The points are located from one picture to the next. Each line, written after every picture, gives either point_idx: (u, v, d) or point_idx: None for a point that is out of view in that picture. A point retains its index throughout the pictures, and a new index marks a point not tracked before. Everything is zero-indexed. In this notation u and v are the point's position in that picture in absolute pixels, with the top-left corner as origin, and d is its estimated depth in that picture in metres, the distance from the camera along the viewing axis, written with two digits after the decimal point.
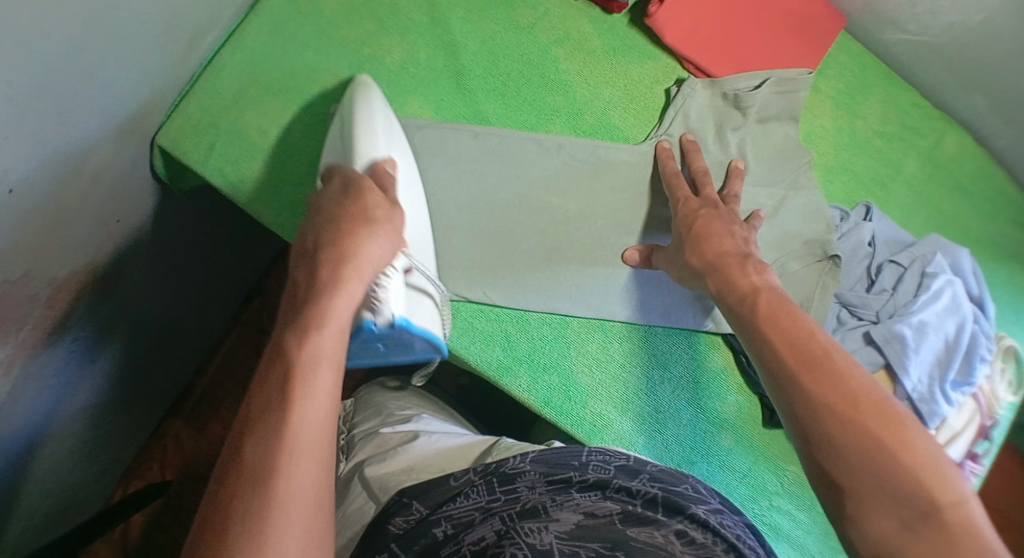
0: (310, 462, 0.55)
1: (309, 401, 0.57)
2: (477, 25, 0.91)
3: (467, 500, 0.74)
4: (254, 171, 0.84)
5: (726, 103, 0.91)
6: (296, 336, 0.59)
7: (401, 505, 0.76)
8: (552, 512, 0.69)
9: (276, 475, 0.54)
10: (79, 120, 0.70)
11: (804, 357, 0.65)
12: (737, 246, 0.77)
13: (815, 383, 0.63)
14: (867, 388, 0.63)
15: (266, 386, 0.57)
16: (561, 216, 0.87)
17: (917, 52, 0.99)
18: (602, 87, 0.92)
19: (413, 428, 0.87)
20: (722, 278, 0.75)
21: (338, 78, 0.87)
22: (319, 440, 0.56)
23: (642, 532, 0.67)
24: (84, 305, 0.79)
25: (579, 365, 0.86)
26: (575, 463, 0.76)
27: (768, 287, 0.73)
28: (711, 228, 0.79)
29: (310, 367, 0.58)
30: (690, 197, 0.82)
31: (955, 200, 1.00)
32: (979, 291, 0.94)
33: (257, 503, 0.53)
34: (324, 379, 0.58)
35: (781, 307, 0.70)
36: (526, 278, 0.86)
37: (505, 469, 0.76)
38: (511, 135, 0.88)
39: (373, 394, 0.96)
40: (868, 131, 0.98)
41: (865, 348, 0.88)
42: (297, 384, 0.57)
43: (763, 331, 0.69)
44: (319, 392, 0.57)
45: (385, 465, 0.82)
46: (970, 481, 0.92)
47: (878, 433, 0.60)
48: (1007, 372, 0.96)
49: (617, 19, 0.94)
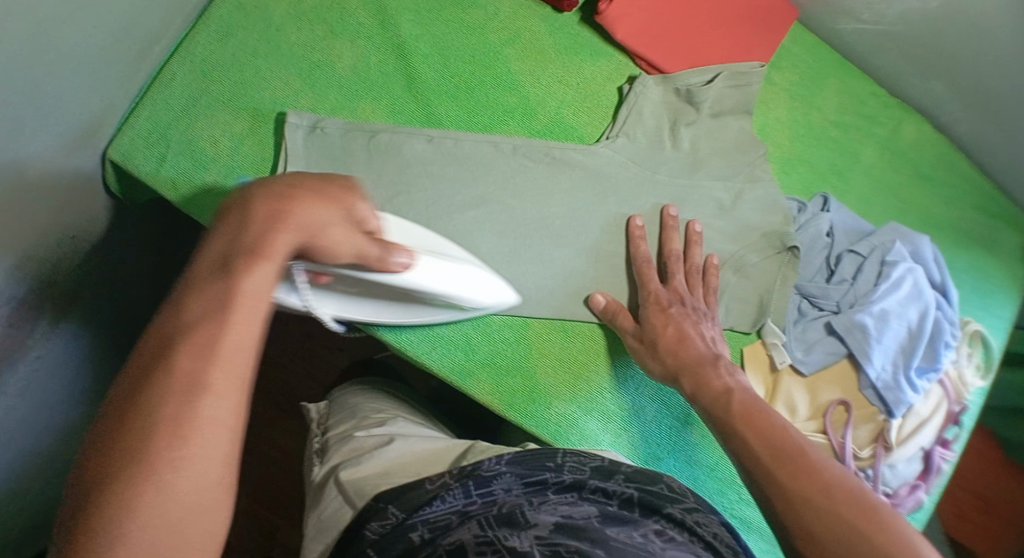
0: (225, 384, 0.52)
1: (233, 324, 0.54)
2: (428, 27, 0.90)
3: (443, 503, 0.72)
4: (207, 182, 0.83)
5: (680, 98, 0.92)
6: (215, 265, 0.56)
7: (377, 509, 0.73)
8: (529, 515, 0.67)
9: (192, 407, 0.50)
10: (28, 136, 0.70)
11: (778, 453, 0.67)
12: (706, 348, 0.81)
13: (793, 476, 0.65)
14: (841, 479, 0.64)
15: (181, 305, 0.54)
16: (518, 217, 0.87)
17: (871, 40, 0.99)
18: (555, 85, 0.92)
19: (388, 432, 0.86)
20: (699, 381, 0.79)
21: (288, 85, 0.86)
22: (244, 358, 0.53)
23: (622, 530, 0.66)
24: (45, 322, 0.79)
25: (541, 366, 0.86)
26: (550, 465, 0.76)
27: (741, 388, 0.76)
28: (683, 330, 0.82)
29: (227, 291, 0.55)
30: (660, 291, 0.85)
31: (916, 187, 1.00)
32: (942, 276, 0.94)
33: (166, 424, 0.50)
34: (249, 317, 0.54)
35: (754, 405, 0.74)
36: None
37: (481, 472, 0.75)
38: (465, 138, 0.87)
39: (348, 398, 0.96)
40: (825, 121, 0.99)
41: (828, 339, 0.89)
42: (216, 305, 0.54)
43: (738, 430, 0.72)
44: (242, 314, 0.54)
45: (359, 469, 0.80)
46: (940, 468, 0.91)
47: (857, 521, 0.61)
48: (975, 356, 0.96)
49: (569, 17, 0.94)
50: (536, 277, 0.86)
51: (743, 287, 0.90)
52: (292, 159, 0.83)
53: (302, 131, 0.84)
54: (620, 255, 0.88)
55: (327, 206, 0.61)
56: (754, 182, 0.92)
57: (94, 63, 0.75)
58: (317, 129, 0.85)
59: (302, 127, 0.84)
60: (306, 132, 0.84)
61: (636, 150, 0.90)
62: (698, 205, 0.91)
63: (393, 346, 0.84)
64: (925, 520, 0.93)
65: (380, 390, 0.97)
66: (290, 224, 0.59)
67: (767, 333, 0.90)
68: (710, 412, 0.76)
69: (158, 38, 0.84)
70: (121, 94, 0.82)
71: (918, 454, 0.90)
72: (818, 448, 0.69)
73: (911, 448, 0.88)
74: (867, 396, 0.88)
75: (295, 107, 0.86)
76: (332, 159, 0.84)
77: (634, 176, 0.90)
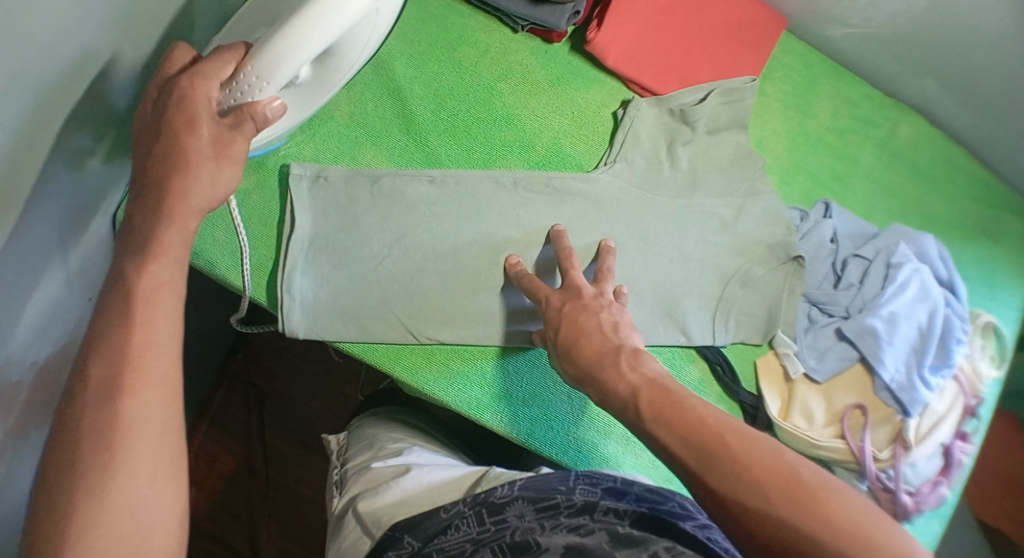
0: (157, 381, 0.60)
1: (146, 325, 0.61)
2: (421, 69, 0.92)
3: (459, 532, 0.75)
4: (216, 237, 0.84)
5: (675, 119, 0.93)
6: (133, 261, 0.64)
7: (393, 539, 0.76)
8: (541, 539, 0.68)
9: (126, 398, 0.58)
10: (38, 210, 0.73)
11: (698, 451, 0.63)
12: (606, 341, 0.74)
13: (720, 479, 0.61)
14: (769, 467, 0.61)
15: (128, 318, 0.61)
16: (523, 248, 0.88)
17: (861, 43, 1.00)
18: (550, 116, 0.93)
19: (404, 461, 0.87)
20: (603, 387, 0.71)
21: (289, 136, 0.88)
22: (167, 371, 0.61)
23: (631, 549, 0.65)
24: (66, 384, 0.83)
25: (559, 394, 0.88)
26: (563, 487, 0.77)
27: (649, 383, 0.69)
28: (579, 327, 0.75)
29: (154, 301, 0.62)
30: (552, 293, 0.79)
31: (916, 185, 1.01)
32: (948, 274, 0.94)
33: (107, 442, 0.57)
34: (158, 311, 0.62)
35: (667, 399, 0.67)
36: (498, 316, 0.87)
37: (494, 500, 0.77)
38: (467, 176, 0.89)
39: (365, 428, 0.97)
40: (820, 128, 0.99)
41: (839, 344, 0.90)
42: (138, 303, 0.61)
43: (653, 428, 0.67)
44: (155, 315, 0.62)
45: (376, 499, 0.82)
46: (961, 462, 0.92)
47: (798, 518, 0.58)
48: (988, 348, 0.96)
49: (559, 47, 0.95)
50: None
51: (745, 316, 0.91)
52: (302, 211, 0.85)
53: (307, 181, 0.86)
54: (631, 278, 0.89)
55: (224, 173, 0.68)
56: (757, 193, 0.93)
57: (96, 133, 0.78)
58: (321, 178, 0.86)
59: (307, 178, 0.86)
60: (310, 183, 0.86)
61: (635, 174, 0.91)
62: (700, 222, 0.92)
63: (412, 384, 0.85)
64: (949, 515, 0.93)
65: (399, 419, 0.98)
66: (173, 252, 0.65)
67: (778, 342, 0.91)
68: (628, 397, 0.69)
69: None
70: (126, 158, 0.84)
71: (938, 451, 0.90)
72: (738, 428, 0.64)
73: (930, 446, 0.89)
74: (883, 398, 0.89)
75: (297, 158, 0.88)
76: (339, 206, 0.86)
77: (634, 200, 0.91)
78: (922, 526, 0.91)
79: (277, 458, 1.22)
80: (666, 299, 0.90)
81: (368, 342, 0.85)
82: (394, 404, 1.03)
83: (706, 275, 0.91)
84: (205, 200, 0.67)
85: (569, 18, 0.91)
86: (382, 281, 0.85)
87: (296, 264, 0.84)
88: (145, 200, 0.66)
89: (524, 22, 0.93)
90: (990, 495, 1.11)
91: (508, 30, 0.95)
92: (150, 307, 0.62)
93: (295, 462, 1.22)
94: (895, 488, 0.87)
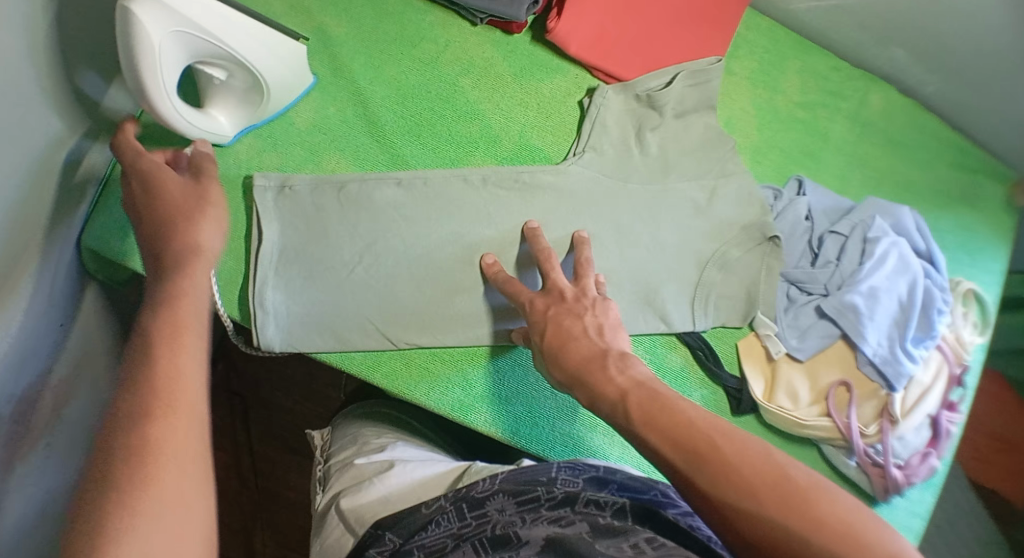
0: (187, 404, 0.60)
1: (175, 353, 0.63)
2: (380, 70, 0.90)
3: (439, 527, 0.75)
4: None
5: (642, 104, 0.92)
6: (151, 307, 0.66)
7: (375, 537, 0.76)
8: (521, 532, 0.69)
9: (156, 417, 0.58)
10: (0, 242, 0.73)
11: (690, 455, 0.62)
12: (593, 345, 0.74)
13: (713, 484, 0.60)
14: (761, 469, 0.60)
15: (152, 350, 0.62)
16: (496, 245, 0.87)
17: (825, 15, 0.98)
18: (515, 110, 0.92)
19: (388, 457, 0.87)
20: (591, 390, 0.71)
21: (251, 147, 0.86)
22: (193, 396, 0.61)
23: (611, 543, 0.66)
24: (47, 410, 0.84)
25: (541, 391, 0.87)
26: (543, 478, 0.77)
27: (637, 387, 0.69)
28: (563, 331, 0.76)
29: (182, 334, 0.64)
30: (535, 298, 0.79)
31: (889, 155, 1.00)
32: (926, 244, 0.94)
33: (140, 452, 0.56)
34: (191, 343, 0.64)
35: (652, 402, 0.67)
36: (474, 317, 0.86)
37: (474, 494, 0.76)
38: (434, 176, 0.88)
39: (349, 424, 0.97)
40: (788, 104, 0.98)
41: (820, 323, 0.89)
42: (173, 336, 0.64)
43: (641, 432, 0.66)
44: (187, 349, 0.64)
45: (359, 495, 0.82)
46: (950, 431, 0.91)
47: (790, 522, 0.58)
48: (971, 314, 0.96)
49: (520, 38, 0.94)
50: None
51: (725, 298, 0.91)
52: (268, 223, 0.84)
53: (271, 192, 0.85)
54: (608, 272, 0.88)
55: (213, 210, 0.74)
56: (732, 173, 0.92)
57: (50, 160, 0.77)
58: (286, 189, 0.85)
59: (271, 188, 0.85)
60: (275, 193, 0.85)
61: (605, 163, 0.90)
62: (674, 207, 0.91)
63: (392, 391, 0.84)
64: (941, 484, 0.93)
65: (383, 415, 0.98)
66: (193, 293, 0.68)
67: (758, 324, 0.91)
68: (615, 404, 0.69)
69: (115, 122, 0.85)
70: (86, 182, 0.84)
71: (925, 422, 0.90)
72: (730, 429, 0.64)
73: (918, 417, 0.88)
74: (866, 373, 0.88)
75: (259, 168, 0.86)
76: (305, 215, 0.85)
77: (605, 189, 0.90)
78: (914, 497, 0.90)
79: (267, 466, 1.21)
80: (644, 288, 0.89)
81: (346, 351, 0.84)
82: (378, 401, 1.02)
83: (683, 260, 0.90)
84: (210, 242, 0.73)
85: (527, 8, 0.90)
86: (355, 289, 0.84)
87: (266, 277, 0.83)
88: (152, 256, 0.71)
89: (482, 15, 0.92)
90: (982, 454, 1.11)
91: (467, 24, 0.93)
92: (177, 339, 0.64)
93: (286, 467, 1.22)
94: (885, 462, 0.87)
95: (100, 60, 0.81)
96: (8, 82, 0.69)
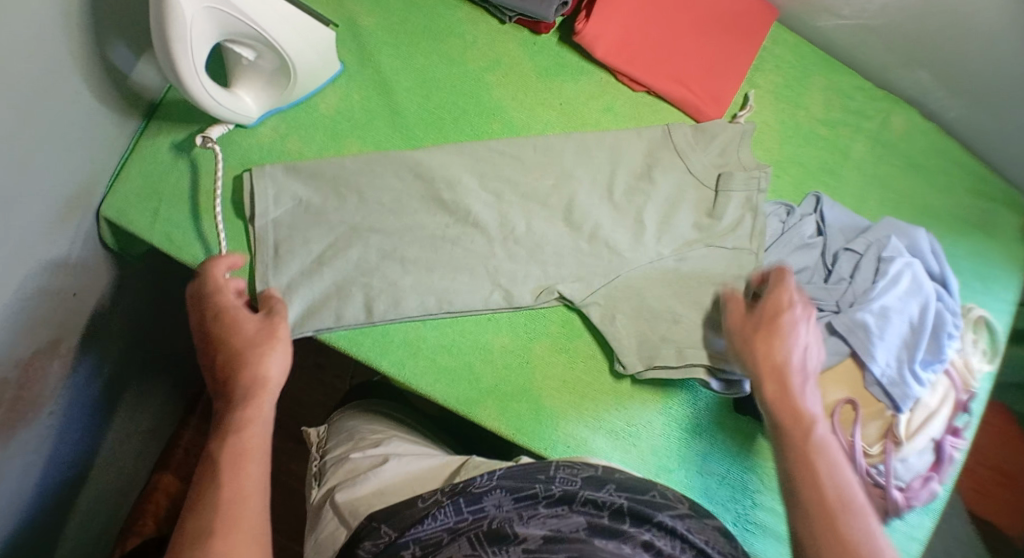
0: (242, 533, 0.64)
1: (243, 480, 0.67)
2: (408, 62, 0.91)
3: (436, 521, 0.73)
4: (202, 232, 0.85)
5: (661, 131, 0.93)
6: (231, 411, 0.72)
7: (371, 529, 0.76)
8: (518, 529, 0.69)
9: (226, 528, 0.64)
10: (25, 205, 0.74)
11: (835, 503, 0.69)
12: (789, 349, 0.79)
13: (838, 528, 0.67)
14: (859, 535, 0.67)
15: (228, 463, 0.68)
16: (497, 202, 0.89)
17: (853, 33, 0.99)
18: (538, 109, 0.93)
19: (384, 451, 0.86)
20: (786, 388, 0.77)
21: (275, 130, 0.88)
22: (256, 523, 0.66)
23: (609, 542, 0.67)
24: (53, 378, 0.85)
25: (548, 390, 0.87)
26: (541, 476, 0.77)
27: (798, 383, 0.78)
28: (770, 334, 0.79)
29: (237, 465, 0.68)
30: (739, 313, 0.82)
31: (908, 178, 1.00)
32: (940, 268, 0.93)
33: (218, 531, 0.64)
34: (251, 473, 0.68)
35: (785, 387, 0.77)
36: (445, 252, 0.87)
37: (472, 488, 0.76)
38: (454, 170, 0.88)
39: (346, 420, 0.97)
40: (810, 120, 0.98)
41: (830, 339, 0.88)
42: (231, 467, 0.68)
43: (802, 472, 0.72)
44: (247, 478, 0.68)
45: (354, 489, 0.82)
46: (953, 457, 0.91)
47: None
48: (981, 342, 0.95)
49: (548, 38, 0.95)
50: (506, 269, 0.87)
51: (678, 333, 0.86)
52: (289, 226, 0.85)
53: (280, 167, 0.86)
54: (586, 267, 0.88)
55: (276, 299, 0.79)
56: (752, 210, 0.90)
57: (75, 129, 0.78)
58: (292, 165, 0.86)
59: (275, 193, 0.85)
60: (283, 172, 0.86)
61: (621, 166, 0.91)
62: (669, 209, 0.90)
63: (398, 380, 0.84)
64: (942, 510, 0.93)
65: (384, 413, 0.97)
66: (253, 420, 0.71)
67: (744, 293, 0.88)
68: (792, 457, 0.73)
69: (142, 96, 0.86)
70: (111, 153, 0.85)
71: (929, 446, 0.90)
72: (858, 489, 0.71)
73: (922, 440, 0.88)
74: (874, 393, 0.88)
75: (280, 152, 0.88)
76: (332, 226, 0.86)
77: (622, 191, 0.91)
78: (913, 522, 0.90)
79: None
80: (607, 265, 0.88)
81: (354, 333, 0.84)
82: (378, 397, 1.02)
83: (648, 272, 0.89)
84: (239, 314, 0.76)
85: (557, 9, 0.91)
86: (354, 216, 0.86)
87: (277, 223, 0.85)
88: (218, 311, 0.76)
89: (511, 13, 0.93)
90: (985, 488, 1.11)
91: (495, 21, 0.94)
92: (241, 460, 0.69)
93: (286, 456, 1.22)
94: (886, 484, 0.88)
95: (134, 32, 0.82)
96: (39, 47, 0.70)
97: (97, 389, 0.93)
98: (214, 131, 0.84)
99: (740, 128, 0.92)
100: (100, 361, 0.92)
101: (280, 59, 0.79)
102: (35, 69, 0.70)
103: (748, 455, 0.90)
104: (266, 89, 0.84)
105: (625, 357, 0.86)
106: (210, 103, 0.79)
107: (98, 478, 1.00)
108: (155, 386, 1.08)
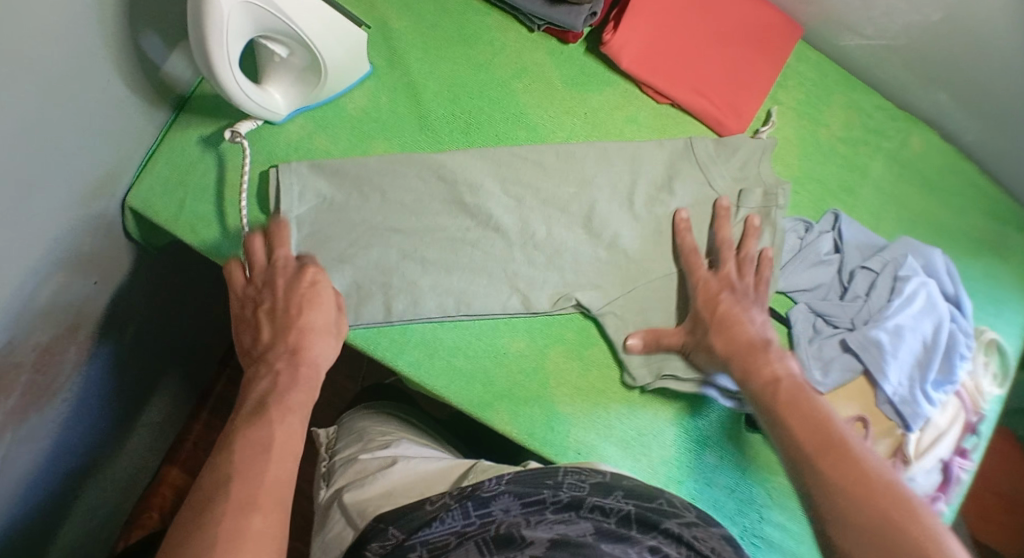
0: (265, 502, 0.65)
1: (270, 454, 0.68)
2: (436, 65, 0.93)
3: (443, 524, 0.74)
4: (226, 226, 0.86)
5: (683, 144, 0.94)
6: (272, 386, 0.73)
7: (378, 530, 0.76)
8: (526, 533, 0.69)
9: (252, 496, 0.65)
10: (53, 190, 0.75)
11: (821, 440, 0.72)
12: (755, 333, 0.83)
13: (835, 461, 0.70)
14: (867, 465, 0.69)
15: (255, 436, 0.69)
16: (518, 208, 0.90)
17: (876, 53, 1.00)
18: (562, 117, 0.94)
19: (392, 453, 0.87)
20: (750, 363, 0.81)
21: (302, 127, 0.89)
22: (277, 492, 0.66)
23: (616, 547, 0.68)
24: (69, 363, 0.85)
25: (562, 396, 0.87)
26: (549, 481, 0.77)
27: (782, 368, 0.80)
28: (729, 315, 0.84)
29: (265, 437, 0.69)
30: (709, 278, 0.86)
31: (925, 198, 1.00)
32: (955, 289, 0.94)
33: (239, 498, 0.64)
34: (279, 447, 0.69)
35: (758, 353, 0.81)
36: (465, 255, 0.88)
37: (480, 493, 0.76)
38: (477, 174, 0.89)
39: (356, 420, 0.97)
40: (831, 138, 0.99)
41: (843, 356, 0.89)
42: (262, 441, 0.69)
43: (783, 416, 0.76)
44: (275, 452, 0.68)
45: (362, 490, 0.82)
46: (960, 478, 0.91)
47: (863, 484, 0.68)
48: (992, 365, 0.96)
49: (574, 48, 0.96)
50: (525, 274, 0.88)
51: None
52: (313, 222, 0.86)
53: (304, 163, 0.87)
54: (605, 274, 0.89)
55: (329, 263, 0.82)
56: (770, 224, 0.90)
57: (105, 117, 0.79)
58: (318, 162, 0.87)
59: (300, 191, 0.86)
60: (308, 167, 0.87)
61: (643, 176, 0.92)
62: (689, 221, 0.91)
63: (414, 380, 0.85)
64: None
65: (394, 414, 0.98)
66: (289, 399, 0.73)
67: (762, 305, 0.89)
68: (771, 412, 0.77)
69: (173, 88, 0.87)
70: (139, 143, 0.86)
71: (937, 466, 0.90)
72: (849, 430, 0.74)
73: (930, 460, 0.89)
74: (884, 411, 0.88)
75: (306, 149, 0.89)
76: (355, 225, 0.87)
77: (642, 201, 0.92)
78: None
79: None
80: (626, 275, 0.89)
81: (371, 332, 0.85)
82: (388, 398, 1.03)
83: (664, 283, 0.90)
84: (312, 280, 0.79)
85: (585, 19, 0.91)
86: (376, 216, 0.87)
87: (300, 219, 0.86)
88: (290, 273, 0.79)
89: (539, 22, 0.94)
90: (986, 512, 1.11)
91: (523, 28, 0.96)
92: (273, 434, 0.69)
93: None
94: None
95: (168, 24, 0.83)
96: (75, 34, 0.71)
97: (110, 376, 0.94)
98: (242, 126, 0.85)
99: (762, 143, 0.94)
100: (116, 349, 0.93)
101: (311, 56, 0.80)
102: (67, 56, 0.71)
103: (756, 469, 0.91)
104: (296, 86, 0.85)
105: (634, 369, 0.87)
106: (240, 96, 0.80)
107: (108, 466, 1.00)
108: (169, 379, 1.09)
